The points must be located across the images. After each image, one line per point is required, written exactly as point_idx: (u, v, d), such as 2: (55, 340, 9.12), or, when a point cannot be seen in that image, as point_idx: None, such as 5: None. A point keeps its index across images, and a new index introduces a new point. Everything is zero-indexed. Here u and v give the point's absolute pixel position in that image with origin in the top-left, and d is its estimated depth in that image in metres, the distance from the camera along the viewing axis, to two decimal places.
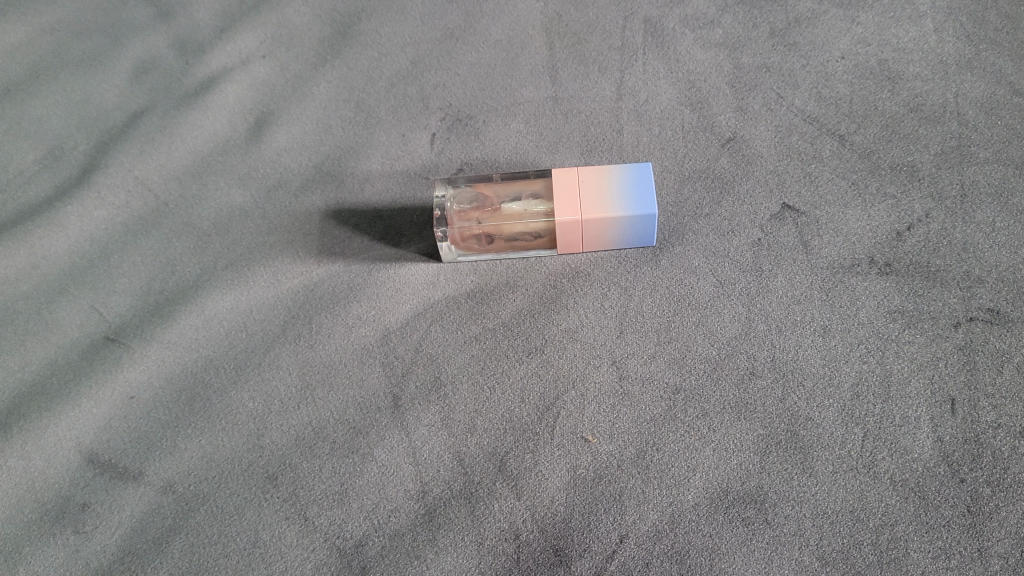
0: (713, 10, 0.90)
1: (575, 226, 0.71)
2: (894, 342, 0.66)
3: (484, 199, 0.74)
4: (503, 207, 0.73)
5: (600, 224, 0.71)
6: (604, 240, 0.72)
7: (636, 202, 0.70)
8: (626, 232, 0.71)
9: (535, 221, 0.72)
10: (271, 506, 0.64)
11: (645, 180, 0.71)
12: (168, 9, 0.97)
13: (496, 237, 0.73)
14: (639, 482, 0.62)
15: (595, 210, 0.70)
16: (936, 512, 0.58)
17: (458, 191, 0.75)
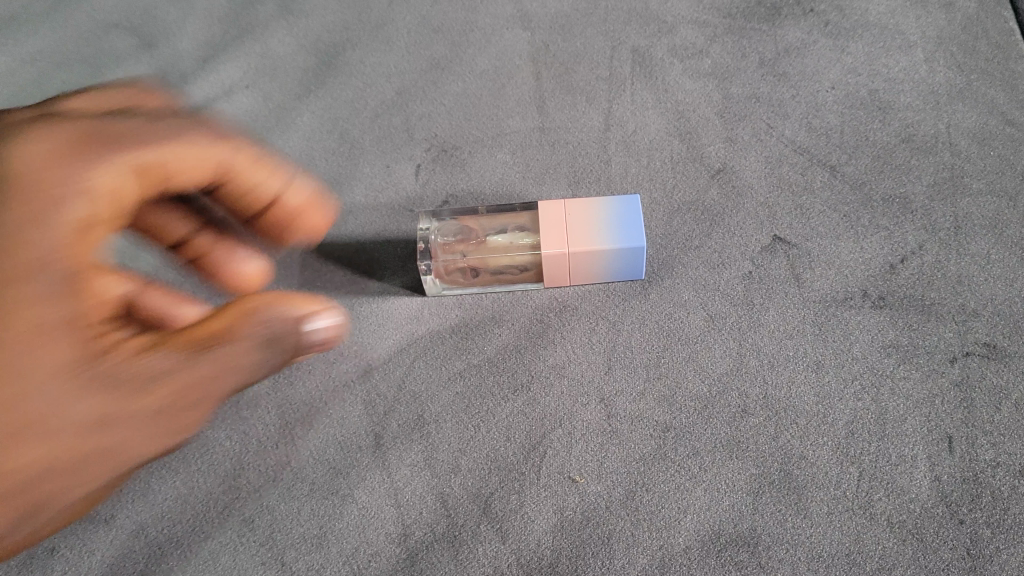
0: (701, 40, 0.88)
1: (561, 260, 0.69)
2: (889, 378, 0.65)
3: (469, 233, 0.73)
4: (489, 239, 0.72)
5: (588, 258, 0.69)
6: (593, 274, 0.71)
7: (624, 234, 0.68)
8: (615, 265, 0.69)
9: (519, 254, 0.70)
10: (247, 550, 0.63)
11: (633, 212, 0.70)
12: (150, 39, 0.95)
13: (480, 272, 0.72)
14: (629, 525, 0.60)
15: (583, 242, 0.69)
16: (936, 555, 0.57)
17: (443, 224, 0.74)
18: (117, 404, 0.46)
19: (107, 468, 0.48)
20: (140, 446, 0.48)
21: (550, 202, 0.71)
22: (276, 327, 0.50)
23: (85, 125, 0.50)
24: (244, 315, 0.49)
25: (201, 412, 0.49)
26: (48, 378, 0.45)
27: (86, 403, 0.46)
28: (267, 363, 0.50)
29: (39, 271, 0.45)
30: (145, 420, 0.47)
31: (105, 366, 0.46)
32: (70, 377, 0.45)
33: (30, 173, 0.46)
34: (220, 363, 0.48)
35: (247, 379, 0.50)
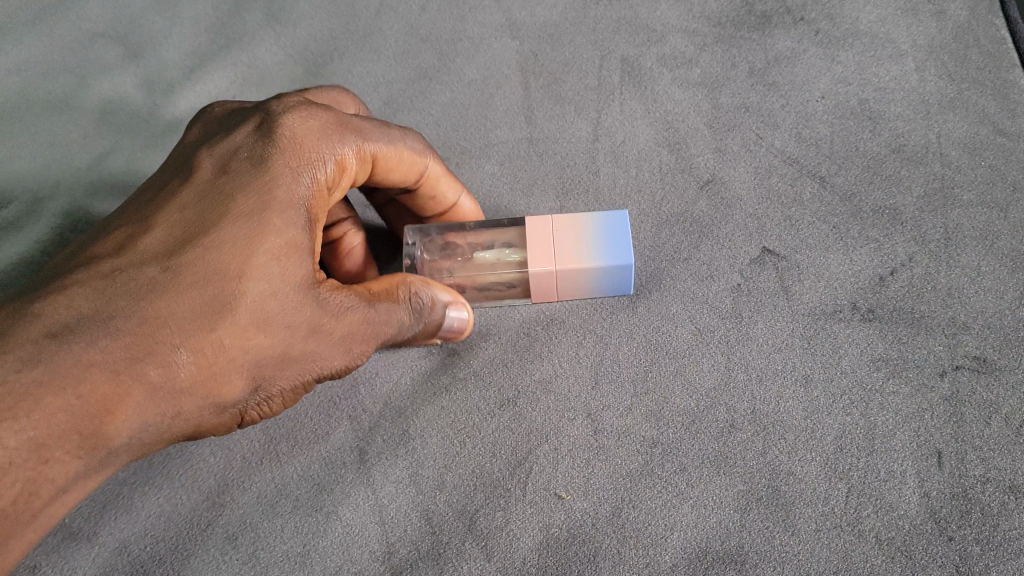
0: (691, 49, 0.87)
1: (547, 277, 0.69)
2: (878, 393, 0.64)
3: (457, 249, 0.74)
4: (475, 256, 0.73)
5: (574, 275, 0.68)
6: (580, 290, 0.70)
7: (611, 251, 0.67)
8: (603, 282, 0.69)
9: (503, 272, 0.71)
10: (229, 568, 0.62)
11: (621, 230, 0.68)
12: (137, 48, 0.94)
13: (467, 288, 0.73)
14: (615, 542, 0.60)
15: (569, 260, 0.68)
16: (925, 573, 0.56)
17: (429, 240, 0.75)
18: (288, 322, 0.56)
19: (253, 391, 0.57)
20: (279, 372, 0.58)
21: (540, 218, 0.70)
22: (429, 301, 0.64)
23: (360, 129, 0.65)
24: (395, 284, 0.64)
25: (343, 351, 0.60)
26: (278, 302, 0.56)
27: (292, 325, 0.57)
28: (415, 325, 0.64)
29: (308, 218, 0.59)
30: (301, 343, 0.57)
31: (297, 294, 0.57)
32: (274, 303, 0.56)
33: (307, 145, 0.61)
34: (368, 314, 0.61)
35: (390, 338, 0.63)
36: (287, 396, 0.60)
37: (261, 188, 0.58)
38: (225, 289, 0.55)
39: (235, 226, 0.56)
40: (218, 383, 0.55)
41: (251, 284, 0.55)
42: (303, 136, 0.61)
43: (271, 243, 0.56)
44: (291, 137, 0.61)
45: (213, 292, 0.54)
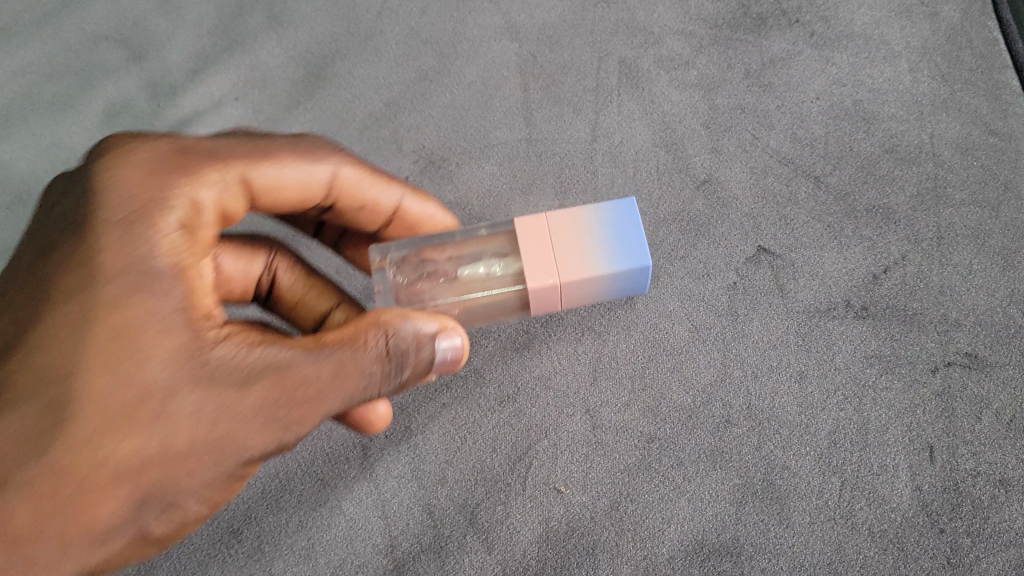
0: (688, 51, 0.87)
1: (550, 291, 0.58)
2: (871, 388, 0.65)
3: (436, 269, 0.63)
4: (459, 274, 0.62)
5: (583, 284, 0.58)
6: (590, 295, 0.60)
7: (621, 252, 0.57)
8: (615, 285, 0.59)
9: (498, 289, 0.60)
10: (235, 561, 0.64)
11: (632, 220, 0.58)
12: (140, 51, 0.95)
13: (454, 311, 0.62)
14: (613, 535, 0.61)
15: (575, 269, 0.57)
16: (916, 564, 0.58)
17: (403, 257, 0.63)
18: (151, 413, 0.44)
19: (151, 507, 0.45)
20: (167, 475, 0.44)
21: (537, 219, 0.59)
22: (383, 347, 0.50)
23: (250, 158, 0.57)
24: (364, 326, 0.50)
25: (253, 425, 0.46)
26: (143, 387, 0.44)
27: (162, 413, 0.44)
28: (368, 374, 0.49)
29: (168, 268, 0.47)
30: (182, 432, 0.44)
31: (155, 373, 0.44)
32: (138, 390, 0.44)
33: (142, 186, 0.49)
34: (272, 376, 0.46)
35: (321, 394, 0.47)
36: (197, 499, 0.46)
37: (102, 249, 0.46)
38: (67, 389, 0.43)
39: (79, 306, 0.45)
40: (91, 507, 0.43)
41: (100, 376, 0.43)
42: (188, 170, 0.52)
43: (119, 315, 0.45)
44: (133, 176, 0.49)
45: (52, 396, 0.43)
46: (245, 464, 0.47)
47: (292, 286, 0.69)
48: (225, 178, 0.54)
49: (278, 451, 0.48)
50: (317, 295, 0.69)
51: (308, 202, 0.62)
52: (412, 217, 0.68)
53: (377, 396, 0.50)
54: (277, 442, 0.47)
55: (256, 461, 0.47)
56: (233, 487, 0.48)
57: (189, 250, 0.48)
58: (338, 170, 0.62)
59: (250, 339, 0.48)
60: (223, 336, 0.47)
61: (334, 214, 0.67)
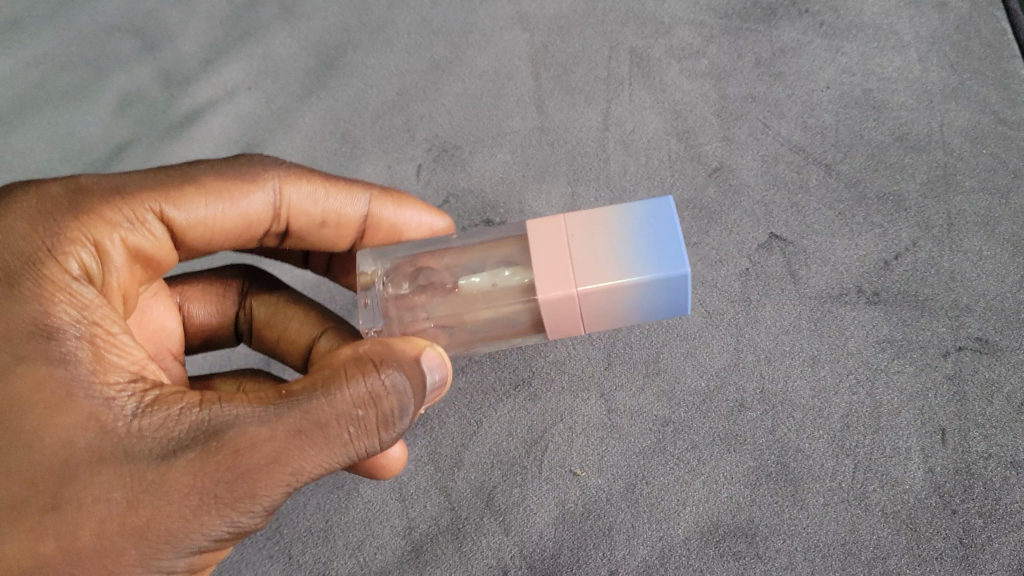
0: (698, 40, 0.88)
1: (563, 307, 0.47)
2: (883, 372, 0.66)
3: (432, 278, 0.53)
4: (459, 286, 0.52)
5: (603, 298, 0.47)
6: (612, 311, 0.47)
7: (656, 258, 0.46)
8: (644, 301, 0.47)
9: (505, 305, 0.50)
10: (254, 543, 0.65)
11: (667, 217, 0.47)
12: (153, 41, 0.95)
13: (456, 328, 0.53)
14: (629, 517, 0.62)
15: (595, 278, 0.46)
16: (929, 544, 0.59)
17: (395, 269, 0.55)
18: (62, 503, 0.42)
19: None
20: (100, 570, 0.42)
21: (545, 219, 0.49)
22: (367, 387, 0.45)
23: (172, 189, 0.53)
24: (325, 379, 0.46)
25: (186, 507, 0.43)
26: (44, 475, 0.42)
27: (69, 503, 0.42)
28: (349, 421, 0.45)
29: (68, 332, 0.45)
30: (100, 523, 0.42)
31: (48, 456, 0.42)
32: (34, 480, 0.42)
33: (38, 245, 0.47)
34: (202, 448, 0.43)
35: (274, 460, 0.44)
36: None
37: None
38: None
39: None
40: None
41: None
42: (83, 206, 0.49)
43: (8, 394, 0.42)
44: (20, 229, 0.47)
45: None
46: (201, 544, 0.44)
47: (271, 322, 0.67)
48: (138, 218, 0.51)
49: (228, 529, 0.44)
50: (297, 327, 0.67)
51: (255, 232, 0.59)
52: (390, 224, 0.64)
53: (358, 452, 0.46)
54: (223, 522, 0.44)
55: (215, 539, 0.44)
56: (200, 563, 0.46)
57: (93, 302, 0.47)
58: (281, 192, 0.59)
59: (180, 405, 0.45)
60: (147, 405, 0.45)
61: (298, 241, 0.63)
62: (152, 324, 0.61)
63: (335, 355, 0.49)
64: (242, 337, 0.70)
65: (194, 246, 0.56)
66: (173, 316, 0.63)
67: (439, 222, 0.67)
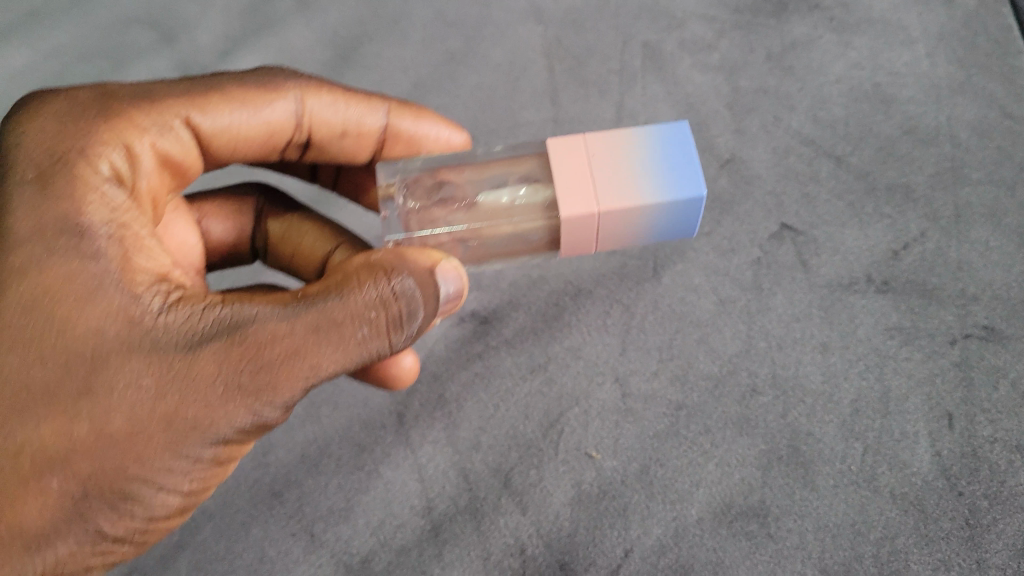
0: (710, 34, 0.89)
1: (583, 224, 0.48)
2: (892, 359, 0.67)
3: (454, 193, 0.53)
4: (480, 200, 0.52)
5: (623, 216, 0.48)
6: (629, 227, 0.49)
7: (675, 178, 0.48)
8: (660, 220, 0.49)
9: (525, 219, 0.50)
10: (277, 521, 0.66)
11: (682, 142, 0.49)
12: (171, 32, 0.96)
13: (475, 243, 0.53)
14: (644, 497, 0.64)
15: (617, 196, 0.48)
16: (936, 524, 0.60)
17: (415, 182, 0.54)
18: (80, 389, 0.41)
19: (102, 503, 0.41)
20: (113, 461, 0.41)
21: (561, 137, 0.50)
22: (378, 292, 0.45)
23: (198, 96, 0.54)
24: (341, 284, 0.46)
25: (212, 396, 0.42)
26: (73, 361, 0.41)
27: (98, 387, 0.41)
28: (363, 321, 0.45)
29: (98, 230, 0.44)
30: (118, 409, 0.41)
31: (78, 342, 0.42)
32: (63, 364, 0.41)
33: (67, 141, 0.46)
34: (227, 339, 0.43)
35: (294, 355, 0.43)
36: (171, 486, 0.43)
37: (12, 211, 0.43)
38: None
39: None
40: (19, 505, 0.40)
41: (16, 355, 0.41)
42: (112, 109, 0.49)
43: (37, 282, 0.42)
44: (47, 129, 0.47)
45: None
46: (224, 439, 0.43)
47: (286, 237, 0.68)
48: (165, 123, 0.52)
49: (250, 425, 0.43)
50: (311, 242, 0.67)
51: (277, 142, 0.60)
52: (410, 136, 0.64)
53: (375, 355, 0.46)
54: (245, 417, 0.43)
55: (237, 435, 0.43)
56: (220, 465, 0.45)
57: (122, 204, 0.46)
58: (303, 102, 0.59)
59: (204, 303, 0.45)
60: (171, 303, 0.44)
61: (320, 151, 0.64)
62: (175, 240, 0.60)
63: (349, 264, 0.49)
64: (258, 253, 0.71)
65: (218, 154, 0.58)
66: (192, 231, 0.62)
67: (459, 137, 0.66)
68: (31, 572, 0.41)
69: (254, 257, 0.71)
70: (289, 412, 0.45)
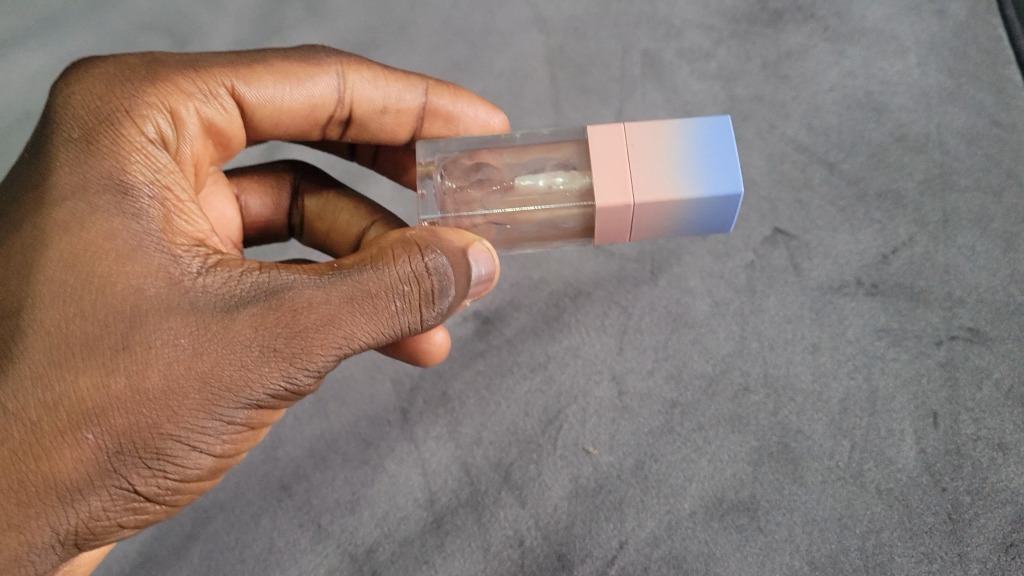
0: (708, 43, 0.92)
1: (619, 213, 0.51)
2: (880, 359, 0.70)
3: (491, 175, 0.56)
4: (516, 184, 0.54)
5: (657, 208, 0.50)
6: (664, 219, 0.51)
7: (712, 176, 0.49)
8: (694, 215, 0.50)
9: (559, 206, 0.53)
10: (286, 513, 0.69)
11: (724, 140, 0.50)
12: (183, 38, 0.99)
13: (509, 227, 0.55)
14: (639, 492, 0.66)
15: (653, 190, 0.50)
16: (919, 519, 0.62)
17: (455, 162, 0.57)
18: (122, 345, 0.44)
19: (137, 458, 0.44)
20: (150, 417, 0.44)
21: (606, 125, 0.51)
22: (411, 267, 0.48)
23: (242, 67, 0.58)
24: (376, 255, 0.48)
25: (248, 358, 0.45)
26: (114, 318, 0.44)
27: (137, 345, 0.44)
28: (396, 295, 0.48)
29: (141, 189, 0.48)
30: (156, 368, 0.44)
31: (119, 301, 0.44)
32: (104, 322, 0.44)
33: (112, 100, 0.50)
34: (263, 305, 0.46)
35: (327, 323, 0.46)
36: (203, 446, 0.46)
37: (59, 167, 0.47)
38: (19, 324, 0.44)
39: (36, 230, 0.45)
40: (56, 456, 0.43)
41: (56, 312, 0.44)
42: (157, 75, 0.53)
43: (81, 238, 0.45)
44: (97, 90, 0.50)
45: (7, 330, 0.44)
46: (256, 402, 0.46)
47: (322, 215, 0.72)
48: (211, 91, 0.56)
49: (282, 389, 0.46)
50: (346, 220, 0.71)
51: (320, 117, 0.63)
52: (446, 113, 0.67)
53: (404, 327, 0.48)
54: (279, 380, 0.46)
55: (269, 398, 0.46)
56: (251, 428, 0.47)
57: (166, 165, 0.50)
58: (345, 77, 0.63)
59: (242, 269, 0.48)
60: (210, 265, 0.47)
61: (360, 129, 0.67)
62: (215, 213, 0.67)
63: (383, 237, 0.51)
64: (294, 230, 0.74)
65: (262, 125, 0.61)
66: (231, 205, 0.69)
67: (495, 119, 0.70)
68: (66, 523, 0.44)
69: (290, 234, 0.75)
70: (321, 378, 0.48)
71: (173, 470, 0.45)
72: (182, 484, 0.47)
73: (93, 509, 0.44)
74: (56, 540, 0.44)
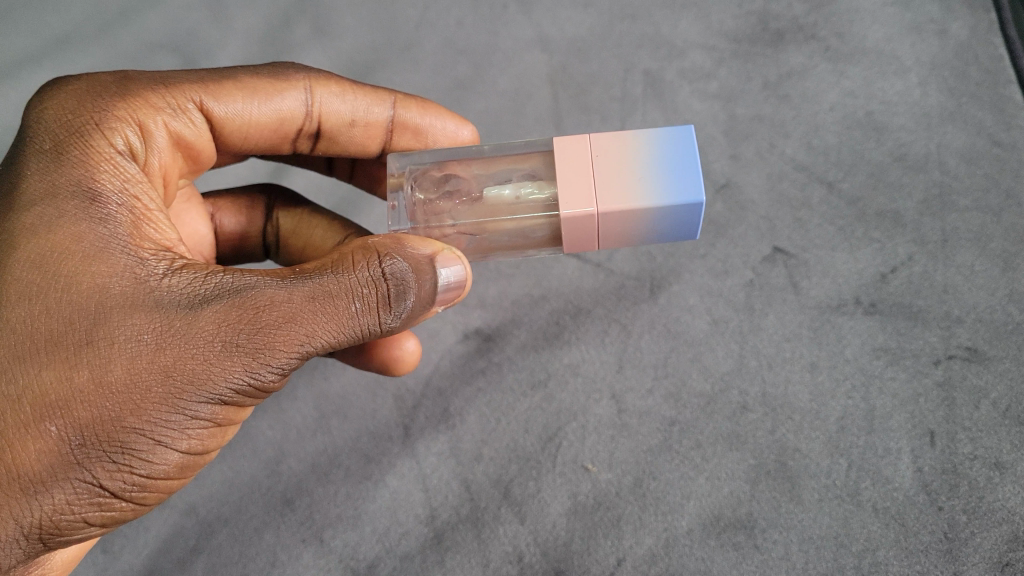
0: (709, 63, 0.93)
1: (585, 223, 0.53)
2: (878, 378, 0.70)
3: (459, 186, 0.58)
4: (486, 195, 0.57)
5: (622, 217, 0.52)
6: (630, 227, 0.53)
7: (672, 185, 0.51)
8: (659, 222, 0.52)
9: (529, 216, 0.55)
10: (288, 527, 0.70)
11: (685, 148, 0.52)
12: (192, 58, 1.00)
13: (480, 237, 0.58)
14: (637, 509, 0.67)
15: (616, 199, 0.51)
16: (915, 538, 0.63)
17: (423, 175, 0.59)
18: (85, 340, 0.46)
19: (102, 451, 0.46)
20: (112, 408, 0.46)
21: (573, 137, 0.54)
22: (370, 272, 0.50)
23: (211, 83, 0.61)
24: (337, 259, 0.51)
25: (211, 353, 0.47)
26: (79, 315, 0.47)
27: (101, 340, 0.46)
28: (356, 297, 0.50)
29: (109, 197, 0.51)
30: (118, 362, 0.46)
31: (85, 298, 0.47)
32: (70, 320, 0.47)
33: (83, 112, 0.53)
34: (226, 303, 0.48)
35: (290, 320, 0.49)
36: (169, 441, 0.47)
37: (30, 175, 0.50)
38: None
39: (5, 234, 0.48)
40: (19, 448, 0.45)
41: (23, 310, 0.47)
42: (128, 90, 0.56)
43: (48, 241, 0.48)
44: (69, 103, 0.53)
45: None
46: (221, 397, 0.48)
47: (297, 231, 0.76)
48: (180, 106, 0.58)
49: (247, 385, 0.48)
50: (321, 235, 0.75)
51: (289, 129, 0.66)
52: (415, 126, 0.70)
53: (367, 328, 0.51)
54: (241, 376, 0.48)
55: (233, 395, 0.48)
56: (217, 426, 0.49)
57: (135, 176, 0.53)
58: (313, 92, 0.66)
59: (207, 271, 0.50)
60: (176, 268, 0.50)
61: (331, 142, 0.70)
62: (187, 228, 0.71)
63: (348, 245, 0.54)
64: (268, 249, 0.78)
65: (232, 139, 0.64)
66: (204, 222, 0.73)
67: (466, 131, 0.73)
68: (31, 515, 0.45)
69: (265, 253, 0.79)
70: (286, 378, 0.50)
71: (139, 465, 0.47)
72: (150, 481, 0.48)
73: (58, 501, 0.46)
74: (21, 534, 0.46)
